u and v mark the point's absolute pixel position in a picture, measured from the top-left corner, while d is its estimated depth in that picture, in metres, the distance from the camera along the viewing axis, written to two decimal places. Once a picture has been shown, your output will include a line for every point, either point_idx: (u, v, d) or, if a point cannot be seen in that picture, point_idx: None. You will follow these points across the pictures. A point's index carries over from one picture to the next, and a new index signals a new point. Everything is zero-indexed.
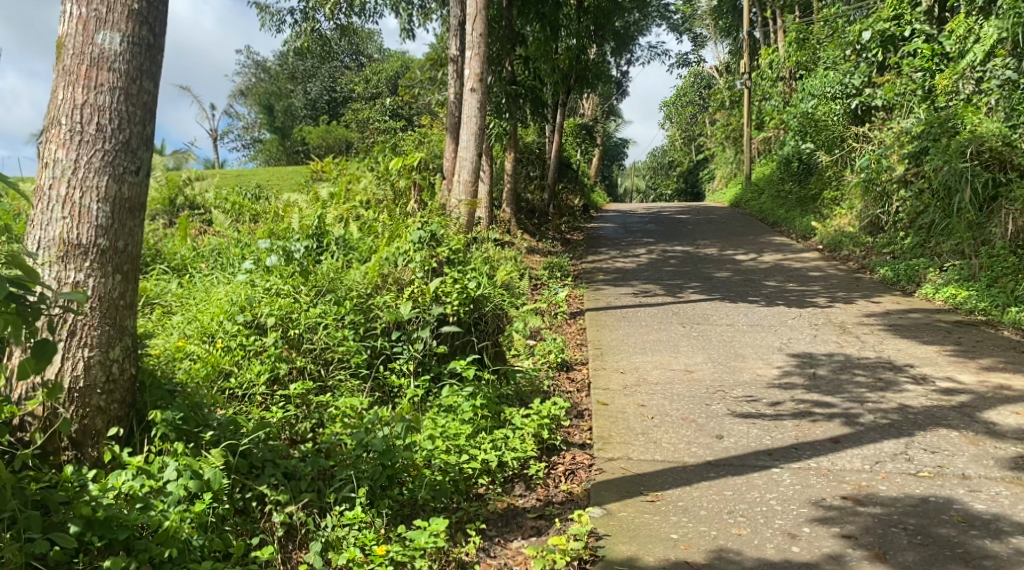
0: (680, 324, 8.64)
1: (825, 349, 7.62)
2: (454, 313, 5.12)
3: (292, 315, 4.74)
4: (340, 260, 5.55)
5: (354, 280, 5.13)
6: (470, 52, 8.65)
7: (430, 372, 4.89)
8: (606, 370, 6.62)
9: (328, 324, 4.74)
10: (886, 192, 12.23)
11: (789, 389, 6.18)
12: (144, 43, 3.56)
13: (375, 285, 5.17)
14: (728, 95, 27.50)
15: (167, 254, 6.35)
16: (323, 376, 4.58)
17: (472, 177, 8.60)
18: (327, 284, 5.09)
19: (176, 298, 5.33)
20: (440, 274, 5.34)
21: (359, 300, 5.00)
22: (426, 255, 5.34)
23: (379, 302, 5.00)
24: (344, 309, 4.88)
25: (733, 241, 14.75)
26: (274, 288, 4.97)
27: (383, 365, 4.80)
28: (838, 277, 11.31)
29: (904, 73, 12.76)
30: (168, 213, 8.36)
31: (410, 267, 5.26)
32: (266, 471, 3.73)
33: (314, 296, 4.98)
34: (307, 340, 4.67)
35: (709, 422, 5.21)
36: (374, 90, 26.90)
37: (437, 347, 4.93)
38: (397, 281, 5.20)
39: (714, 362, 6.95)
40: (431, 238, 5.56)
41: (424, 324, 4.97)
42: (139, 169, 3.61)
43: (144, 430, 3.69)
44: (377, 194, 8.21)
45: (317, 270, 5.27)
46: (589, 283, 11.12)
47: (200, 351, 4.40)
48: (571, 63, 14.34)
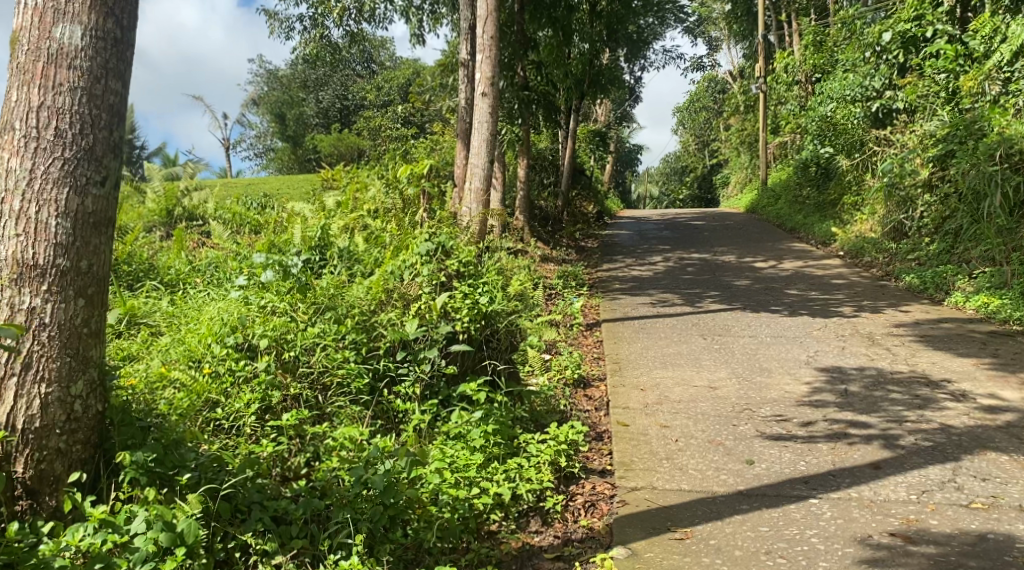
0: (701, 336, 8.29)
1: (855, 363, 7.25)
2: (465, 330, 4.76)
3: (288, 335, 4.46)
4: (342, 274, 5.27)
5: (356, 297, 4.84)
6: (481, 55, 8.33)
7: (438, 396, 4.58)
8: (624, 387, 6.27)
9: (328, 345, 4.44)
10: (909, 197, 11.78)
11: (821, 407, 5.82)
12: (109, 38, 3.35)
13: (379, 302, 4.86)
14: (743, 100, 27.08)
15: (161, 268, 6.06)
16: (321, 403, 4.28)
17: (484, 186, 8.24)
18: (327, 301, 4.80)
19: (166, 317, 5.06)
20: (449, 289, 5.02)
21: (361, 318, 4.71)
22: (434, 267, 4.98)
23: (384, 320, 4.70)
24: (346, 328, 4.58)
25: (752, 248, 14.35)
26: (269, 307, 4.72)
27: (387, 389, 4.49)
28: (863, 285, 10.91)
29: (926, 75, 12.33)
30: (167, 225, 8.07)
31: (417, 282, 4.93)
32: (253, 516, 3.45)
33: (313, 315, 4.69)
34: (306, 363, 4.37)
35: (737, 445, 4.87)
36: (387, 98, 26.66)
37: (446, 368, 4.62)
38: (404, 297, 4.89)
39: (740, 378, 6.60)
40: (439, 249, 5.16)
41: (433, 343, 4.66)
42: (105, 179, 3.40)
43: (111, 474, 3.46)
44: (386, 203, 7.91)
45: (316, 285, 4.98)
46: (606, 292, 10.78)
47: (186, 377, 4.12)
48: (584, 68, 14.08)
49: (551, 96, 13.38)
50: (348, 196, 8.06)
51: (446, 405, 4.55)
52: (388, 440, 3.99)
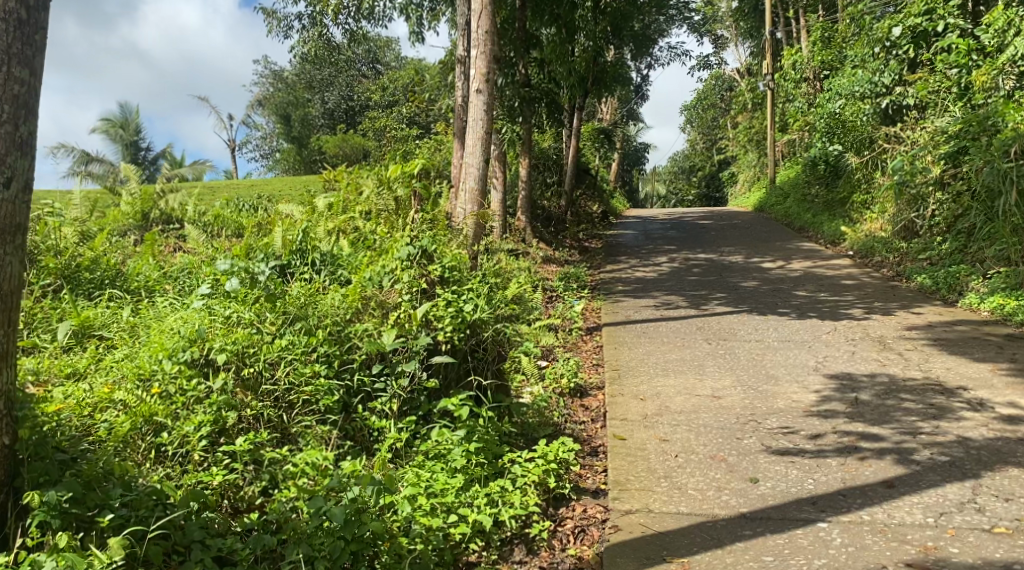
0: (705, 341, 7.98)
1: (865, 369, 6.93)
2: (448, 340, 4.53)
3: (251, 349, 4.25)
4: (314, 284, 4.99)
5: (332, 306, 4.59)
6: (476, 51, 8.05)
7: (418, 411, 4.33)
8: (623, 397, 5.98)
9: (294, 360, 4.23)
10: (920, 194, 11.50)
11: (830, 418, 5.51)
12: (11, 19, 3.17)
13: (355, 311, 4.60)
14: (750, 97, 26.73)
15: (129, 274, 5.83)
16: (286, 422, 4.08)
17: (479, 186, 7.95)
18: (298, 310, 4.56)
19: (124, 330, 4.85)
20: (433, 297, 4.74)
21: (335, 329, 4.46)
22: (415, 274, 4.72)
23: (358, 331, 4.44)
24: (316, 339, 4.35)
25: (760, 248, 14.02)
26: (233, 317, 4.48)
27: (361, 405, 4.27)
28: (873, 286, 10.57)
29: (937, 70, 11.98)
30: (145, 229, 7.80)
31: (396, 289, 4.66)
32: (192, 555, 3.26)
33: (281, 327, 4.46)
34: (272, 380, 4.16)
35: (741, 461, 4.57)
36: (391, 98, 26.38)
37: (427, 381, 4.37)
38: (382, 305, 4.61)
39: (745, 386, 6.28)
40: (421, 254, 4.91)
41: (414, 353, 4.42)
42: (11, 179, 3.22)
43: (19, 516, 3.23)
44: (379, 205, 7.47)
45: (286, 294, 4.73)
46: (608, 294, 10.48)
47: (129, 399, 3.94)
48: (588, 66, 13.80)
49: (553, 94, 13.03)
50: (338, 197, 7.81)
51: (425, 422, 4.31)
52: (358, 462, 3.79)
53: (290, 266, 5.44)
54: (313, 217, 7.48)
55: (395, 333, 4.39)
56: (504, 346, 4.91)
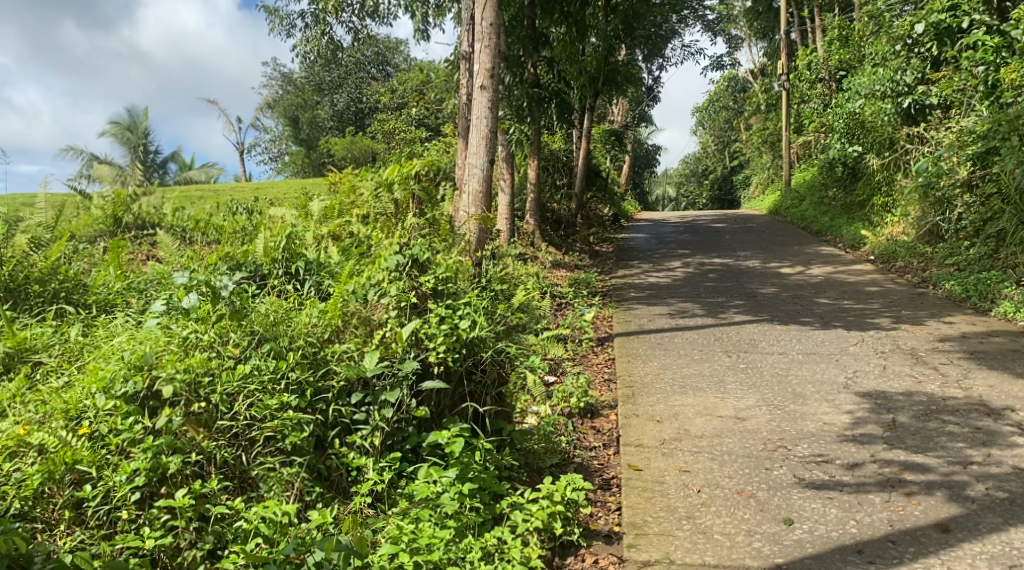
0: (723, 354, 7.44)
1: (899, 386, 6.38)
2: (441, 361, 4.12)
3: (207, 377, 3.80)
4: (284, 300, 4.51)
5: (308, 322, 4.18)
6: (479, 45, 7.55)
7: (406, 445, 3.96)
8: (637, 418, 5.47)
9: (255, 392, 3.80)
10: (946, 197, 10.98)
11: (866, 443, 4.98)
12: None
13: (335, 329, 4.20)
14: (765, 98, 26.14)
15: (89, 286, 5.41)
16: (245, 464, 3.67)
17: (483, 189, 7.46)
18: (268, 330, 4.12)
19: (64, 355, 4.41)
20: (425, 313, 4.31)
21: (308, 351, 4.02)
22: (403, 287, 4.29)
23: (336, 353, 4.03)
24: (286, 363, 3.92)
25: (778, 252, 13.49)
26: (190, 338, 3.98)
27: (338, 439, 3.86)
28: (899, 292, 10.03)
29: (963, 68, 11.37)
30: (117, 237, 7.35)
31: (383, 303, 4.24)
32: None
33: (244, 350, 4.01)
34: (232, 413, 3.74)
35: (772, 497, 4.10)
36: (400, 100, 25.92)
37: (416, 409, 3.97)
38: (365, 322, 4.19)
39: (770, 406, 5.76)
40: (412, 264, 4.45)
41: (403, 379, 3.99)
42: None
43: None
44: (376, 208, 6.94)
45: (254, 310, 4.27)
46: (620, 301, 9.97)
47: (51, 441, 3.55)
48: (598, 65, 13.30)
49: (563, 94, 12.39)
50: (331, 200, 7.36)
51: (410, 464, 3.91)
52: (326, 514, 3.50)
53: (269, 275, 5.05)
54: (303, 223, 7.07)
55: (379, 354, 4.00)
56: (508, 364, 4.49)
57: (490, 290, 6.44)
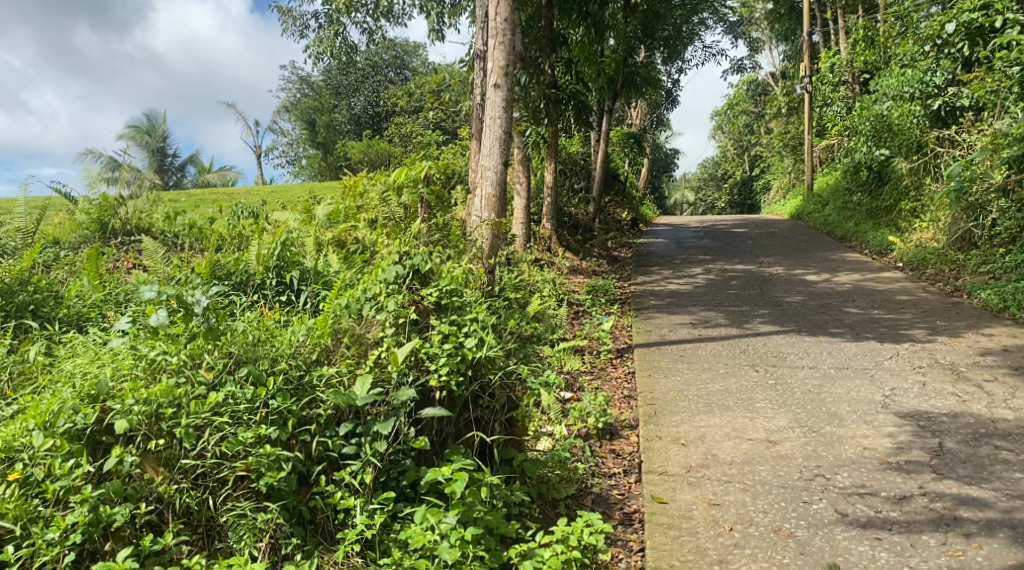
0: (750, 368, 6.98)
1: (942, 406, 5.91)
2: (444, 385, 3.80)
3: (171, 408, 3.47)
4: (266, 318, 4.19)
5: (294, 340, 3.89)
6: (493, 41, 7.16)
7: (403, 481, 3.61)
8: (660, 441, 5.06)
9: (225, 424, 3.48)
10: (980, 203, 10.62)
11: (912, 472, 4.55)
12: None
13: (324, 351, 3.89)
14: (787, 100, 25.60)
15: (63, 298, 5.07)
16: (212, 509, 3.38)
17: (496, 192, 7.07)
18: (249, 351, 3.80)
19: (18, 379, 4.08)
20: (427, 331, 4.00)
21: (291, 374, 3.70)
22: (402, 302, 3.98)
23: (325, 378, 3.71)
24: (267, 389, 3.60)
25: (802, 259, 13.01)
26: (160, 360, 3.67)
27: (324, 477, 3.52)
28: (932, 301, 9.55)
29: (996, 69, 10.82)
30: (102, 243, 7.03)
31: (379, 320, 3.93)
32: None
33: (220, 373, 3.68)
34: (201, 447, 3.43)
35: (813, 538, 3.84)
36: (417, 103, 25.52)
37: (414, 439, 3.65)
38: (358, 339, 3.89)
39: (804, 428, 5.33)
40: (410, 274, 4.15)
41: (398, 406, 3.67)
42: None
43: None
44: (381, 212, 6.57)
45: (233, 330, 3.93)
46: (640, 309, 9.53)
47: None
48: (617, 66, 12.92)
49: (581, 95, 11.96)
50: (336, 203, 7.02)
51: (405, 504, 3.59)
52: None
53: (263, 284, 4.84)
54: (304, 229, 6.80)
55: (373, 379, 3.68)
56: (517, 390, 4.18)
57: (498, 304, 6.10)
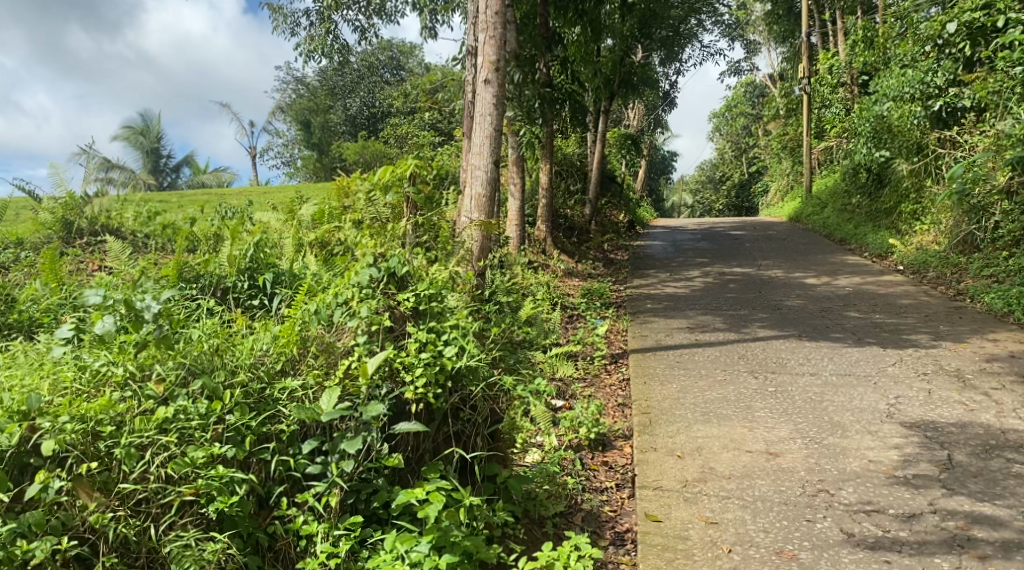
0: (749, 375, 6.73)
1: (949, 416, 5.67)
2: (420, 398, 3.57)
3: (111, 427, 3.23)
4: (227, 328, 3.95)
5: (256, 352, 3.69)
6: (484, 36, 6.93)
7: (373, 503, 3.39)
8: (655, 453, 4.82)
9: (171, 443, 3.22)
10: (983, 205, 10.38)
11: (920, 488, 4.31)
12: None
13: (289, 362, 3.67)
14: (785, 103, 25.39)
15: (19, 303, 4.81)
16: (153, 539, 3.12)
17: (487, 192, 6.82)
18: (207, 359, 3.56)
19: None
20: (403, 339, 3.77)
21: (252, 387, 3.49)
22: (376, 307, 3.72)
23: (287, 391, 3.52)
24: (223, 403, 3.38)
25: (801, 261, 12.77)
26: (105, 372, 3.45)
27: (286, 499, 3.32)
28: (934, 305, 9.32)
29: (999, 69, 10.59)
30: (72, 243, 6.78)
31: (351, 327, 3.71)
32: None
33: (172, 386, 3.43)
34: (144, 469, 3.18)
35: (818, 560, 3.64)
36: (413, 104, 25.25)
37: (387, 456, 3.45)
38: (326, 348, 3.70)
39: (807, 439, 5.09)
40: (385, 277, 3.88)
41: (367, 422, 3.45)
42: None
43: None
44: (367, 213, 6.28)
45: (190, 338, 3.70)
46: (635, 313, 9.28)
47: None
48: (614, 66, 12.69)
49: (577, 95, 11.72)
50: (321, 204, 6.78)
51: (375, 528, 3.37)
52: None
53: (235, 287, 4.64)
54: (288, 231, 6.59)
55: (340, 392, 3.46)
56: (502, 403, 3.94)
57: (486, 310, 5.86)
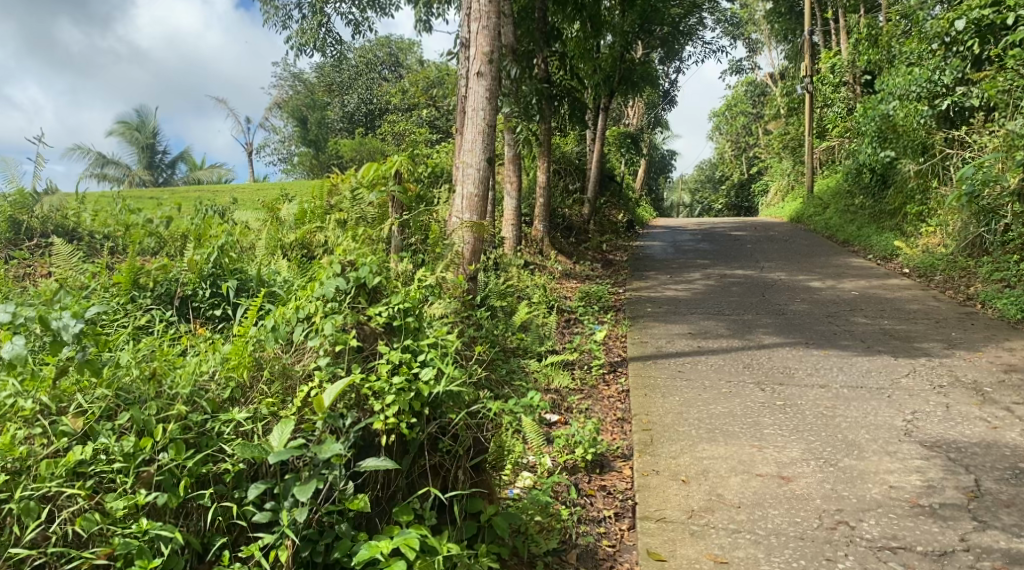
0: (755, 387, 6.32)
1: (972, 435, 5.27)
2: (392, 430, 3.21)
3: (13, 473, 2.91)
4: (174, 352, 3.58)
5: (204, 373, 3.36)
6: (475, 25, 6.50)
7: (334, 552, 3.00)
8: (657, 477, 4.44)
9: (80, 495, 2.90)
10: (993, 207, 9.96)
11: (948, 521, 3.94)
12: None
13: (241, 391, 3.35)
14: (787, 102, 25.00)
15: None
16: None
17: (479, 192, 6.42)
18: (140, 386, 3.22)
19: None
20: (373, 360, 3.43)
21: (192, 420, 3.14)
22: (341, 324, 3.40)
23: (234, 424, 3.18)
24: (154, 440, 3.04)
25: (805, 264, 12.37)
26: (20, 403, 3.09)
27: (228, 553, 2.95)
28: (945, 310, 8.93)
29: (1010, 68, 10.06)
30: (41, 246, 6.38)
31: (315, 349, 3.39)
32: None
33: (95, 420, 3.10)
34: (43, 529, 2.85)
35: None
36: (410, 100, 24.77)
37: (351, 497, 3.06)
38: (282, 371, 3.40)
39: (821, 461, 4.70)
40: (351, 289, 3.59)
41: (328, 461, 3.08)
42: None
43: None
44: (354, 213, 5.81)
45: (123, 364, 3.34)
46: (635, 317, 8.88)
47: None
48: (613, 62, 12.27)
49: (576, 92, 11.30)
50: (304, 203, 6.37)
51: None
52: None
53: (197, 295, 4.56)
54: (268, 231, 6.21)
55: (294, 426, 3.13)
56: (487, 430, 3.54)
57: (476, 318, 5.48)
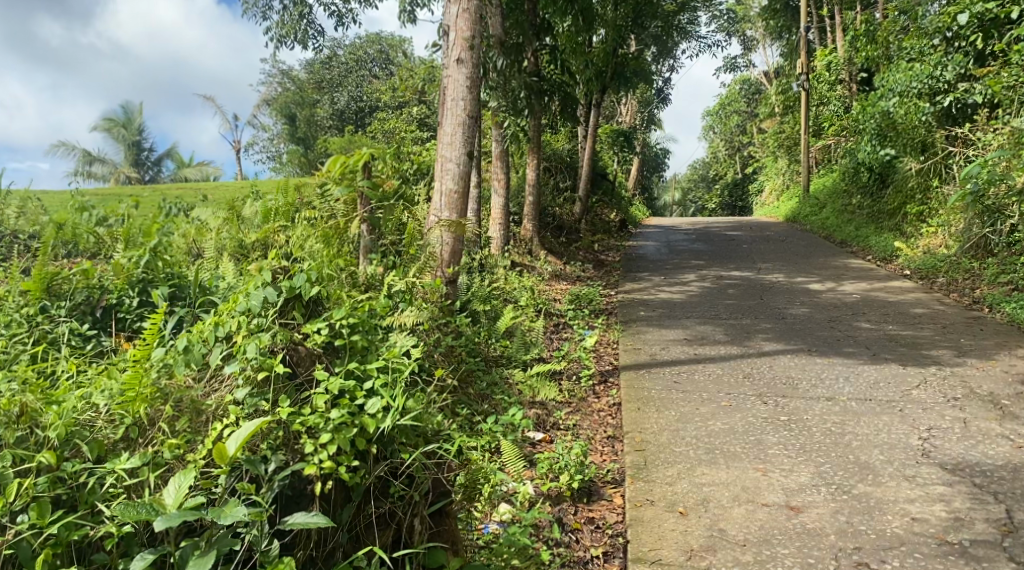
0: (757, 400, 5.81)
1: (995, 455, 4.80)
2: (326, 477, 2.84)
3: None
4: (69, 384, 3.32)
5: (97, 406, 3.03)
6: (456, 7, 5.98)
7: None
8: (650, 508, 3.97)
9: None
10: (998, 206, 9.48)
11: (982, 563, 3.57)
12: None
13: (141, 426, 3.00)
14: (782, 100, 24.49)
15: None
16: None
17: (460, 187, 5.92)
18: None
19: None
20: (306, 388, 3.14)
21: (65, 471, 2.81)
22: (266, 346, 3.14)
23: (114, 475, 2.82)
24: (10, 500, 2.67)
25: (802, 265, 11.91)
26: None
27: None
28: (951, 314, 8.47)
29: (1012, 62, 9.69)
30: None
31: (233, 375, 3.09)
32: None
33: None
34: None
35: None
36: (401, 98, 24.10)
37: (274, 558, 2.66)
38: (191, 406, 3.03)
39: (834, 487, 4.22)
40: (275, 304, 3.34)
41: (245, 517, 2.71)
42: None
43: None
44: (326, 210, 5.29)
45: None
46: (627, 321, 8.40)
47: None
48: (604, 56, 11.77)
49: (567, 87, 10.79)
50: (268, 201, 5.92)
51: None
52: None
53: (124, 304, 4.44)
54: (227, 230, 5.77)
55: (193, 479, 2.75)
56: (449, 472, 3.11)
57: (455, 325, 5.06)
